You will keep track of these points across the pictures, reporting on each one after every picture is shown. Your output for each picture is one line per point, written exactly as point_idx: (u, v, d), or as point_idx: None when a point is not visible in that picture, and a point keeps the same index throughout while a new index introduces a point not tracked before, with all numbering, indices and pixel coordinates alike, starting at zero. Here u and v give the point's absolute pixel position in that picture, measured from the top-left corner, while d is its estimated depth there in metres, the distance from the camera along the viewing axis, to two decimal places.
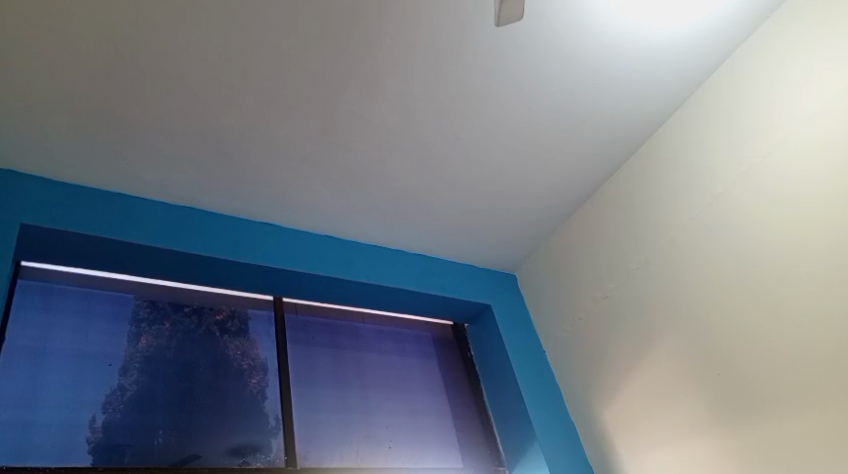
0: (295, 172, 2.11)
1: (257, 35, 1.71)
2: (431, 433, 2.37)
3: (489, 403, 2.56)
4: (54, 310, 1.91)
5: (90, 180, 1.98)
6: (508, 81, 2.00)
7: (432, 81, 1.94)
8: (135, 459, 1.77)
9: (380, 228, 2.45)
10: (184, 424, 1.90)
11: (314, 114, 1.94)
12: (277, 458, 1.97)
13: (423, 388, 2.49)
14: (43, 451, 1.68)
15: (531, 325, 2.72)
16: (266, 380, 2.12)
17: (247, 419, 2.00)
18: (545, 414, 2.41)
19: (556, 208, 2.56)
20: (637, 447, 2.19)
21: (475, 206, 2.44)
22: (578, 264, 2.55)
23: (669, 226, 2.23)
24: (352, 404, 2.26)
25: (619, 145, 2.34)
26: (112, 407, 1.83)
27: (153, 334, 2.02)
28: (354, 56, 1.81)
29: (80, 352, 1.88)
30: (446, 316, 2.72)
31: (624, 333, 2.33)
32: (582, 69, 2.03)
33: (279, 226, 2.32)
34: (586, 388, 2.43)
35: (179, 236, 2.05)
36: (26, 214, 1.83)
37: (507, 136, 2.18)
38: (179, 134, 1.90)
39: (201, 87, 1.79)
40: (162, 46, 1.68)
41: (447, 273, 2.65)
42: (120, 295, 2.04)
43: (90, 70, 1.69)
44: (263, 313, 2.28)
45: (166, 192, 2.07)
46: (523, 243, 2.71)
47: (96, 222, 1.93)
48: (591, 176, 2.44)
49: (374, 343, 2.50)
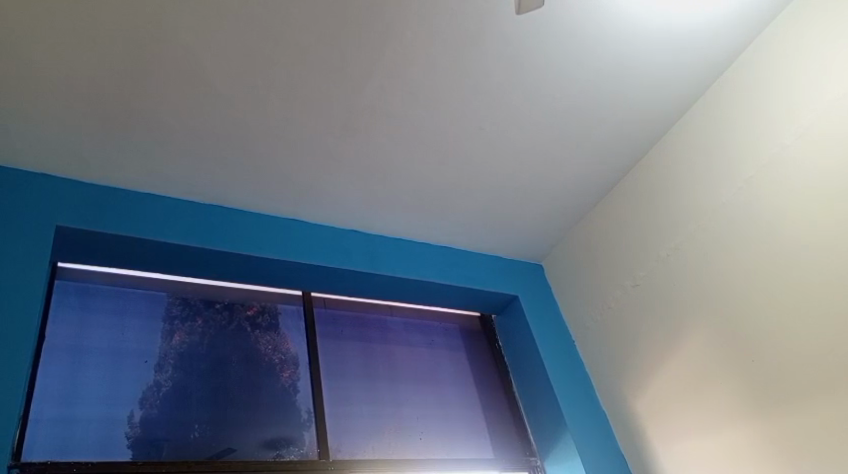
0: (319, 168, 2.13)
1: (279, 32, 1.72)
2: (462, 425, 2.37)
3: (519, 394, 2.55)
4: (90, 309, 1.96)
5: (121, 181, 2.02)
6: (526, 75, 2.00)
7: (452, 75, 1.93)
8: (173, 453, 1.81)
9: (405, 223, 2.46)
10: (219, 418, 1.93)
11: (337, 109, 1.95)
12: (310, 451, 2.00)
13: (452, 380, 2.49)
14: (85, 447, 1.73)
15: (560, 315, 2.70)
16: (297, 373, 2.15)
17: (279, 412, 2.03)
18: (576, 405, 2.39)
19: (580, 198, 2.53)
20: (672, 438, 2.16)
21: (498, 198, 2.43)
22: (604, 254, 2.53)
23: (697, 213, 2.20)
24: (382, 397, 2.28)
25: (643, 131, 2.30)
26: (148, 403, 1.87)
27: (186, 330, 2.06)
28: (374, 50, 1.82)
29: (117, 349, 1.93)
30: (473, 308, 2.72)
31: (653, 324, 2.30)
32: (603, 57, 2.01)
33: (306, 222, 2.34)
34: (617, 379, 2.41)
35: (207, 233, 2.09)
36: (61, 215, 1.88)
37: (529, 127, 2.17)
38: (205, 134, 1.93)
39: (226, 86, 1.81)
40: (187, 46, 1.70)
41: (473, 265, 2.64)
42: (153, 293, 2.09)
43: (118, 72, 1.72)
44: (293, 308, 2.32)
45: (195, 191, 2.11)
46: (548, 234, 2.69)
47: (128, 222, 1.97)
48: (617, 164, 2.42)
49: (403, 336, 2.51)
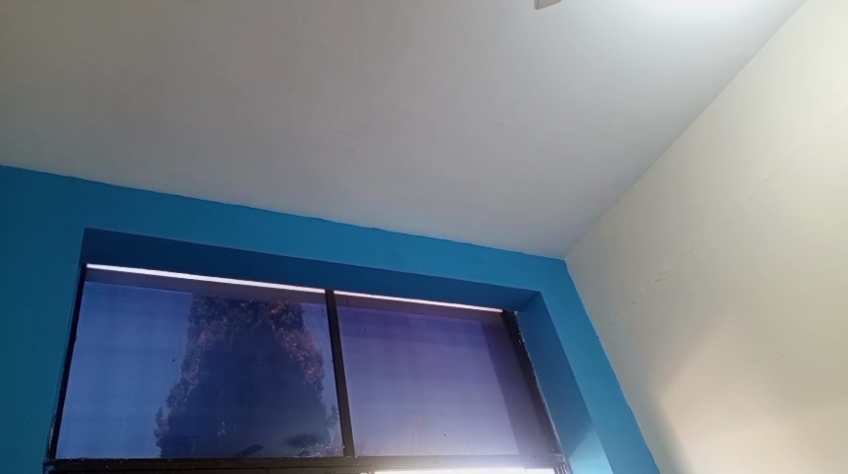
0: (340, 167, 2.14)
1: (298, 32, 1.73)
2: (486, 421, 2.37)
3: (543, 390, 2.55)
4: (118, 309, 2.00)
5: (147, 184, 2.06)
6: (547, 68, 1.98)
7: (471, 70, 1.93)
8: (201, 450, 1.84)
9: (426, 221, 2.46)
10: (245, 416, 1.96)
11: (356, 108, 1.96)
12: (335, 447, 2.02)
13: (475, 376, 2.49)
14: (116, 444, 1.76)
15: (583, 310, 2.68)
16: (321, 370, 2.17)
17: (304, 409, 2.06)
18: (601, 401, 2.38)
19: (603, 192, 2.51)
20: (700, 434, 2.14)
21: (520, 193, 2.42)
22: (628, 248, 2.50)
23: (724, 206, 2.16)
24: (406, 394, 2.29)
25: (666, 123, 2.27)
26: (176, 401, 1.90)
27: (212, 328, 2.09)
28: (393, 48, 1.82)
29: (146, 349, 1.96)
30: (495, 305, 2.71)
31: (679, 318, 2.27)
32: (626, 47, 1.98)
33: (328, 221, 2.36)
34: (642, 374, 2.38)
35: (231, 234, 2.11)
36: (90, 218, 1.92)
37: (550, 121, 2.15)
38: (228, 135, 1.95)
39: (248, 88, 1.83)
40: (209, 49, 1.72)
41: (495, 261, 2.64)
42: (180, 293, 2.12)
43: (141, 77, 1.75)
44: (316, 306, 2.34)
45: (219, 192, 2.14)
46: (570, 229, 2.67)
47: (154, 223, 2.00)
48: (641, 157, 2.38)
49: (426, 333, 2.52)
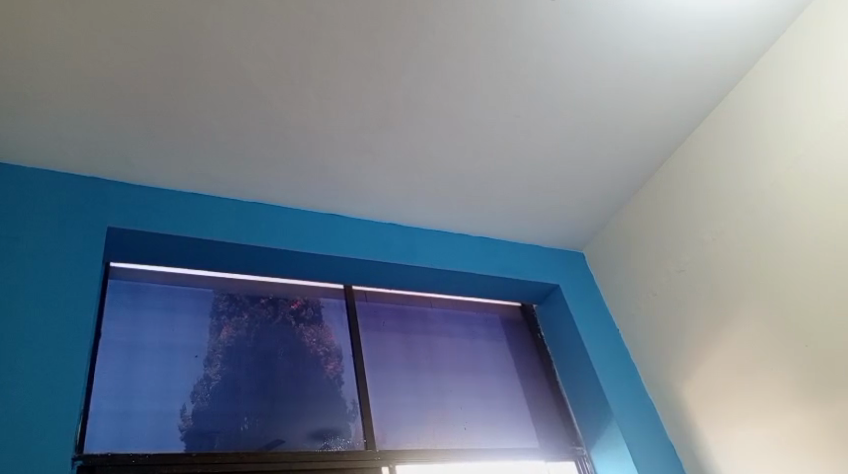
0: (357, 162, 2.15)
1: (313, 28, 1.74)
2: (506, 415, 2.37)
3: (563, 383, 2.54)
4: (141, 306, 2.03)
5: (167, 182, 2.08)
6: (564, 60, 1.97)
7: (487, 64, 1.92)
8: (224, 444, 1.87)
9: (442, 215, 2.46)
10: (267, 410, 1.98)
11: (372, 103, 1.96)
12: (356, 441, 2.04)
13: (495, 370, 2.49)
14: (141, 439, 1.79)
15: (602, 303, 2.66)
16: (341, 365, 2.19)
17: (325, 404, 2.07)
18: (622, 394, 2.37)
19: (621, 184, 2.49)
20: (723, 426, 2.11)
21: (537, 186, 2.40)
22: (647, 240, 2.48)
23: (745, 196, 2.13)
24: (426, 388, 2.29)
25: (685, 113, 2.24)
26: (199, 396, 1.93)
27: (233, 325, 2.12)
28: (408, 42, 1.82)
29: (169, 345, 1.99)
30: (513, 298, 2.70)
31: (700, 310, 2.25)
32: (644, 36, 1.95)
33: (346, 217, 2.37)
34: (663, 367, 2.37)
35: (250, 231, 2.13)
36: (113, 217, 1.95)
37: (567, 113, 2.14)
38: (245, 133, 1.97)
39: (265, 85, 1.85)
40: (226, 48, 1.74)
41: (513, 255, 2.63)
42: (201, 290, 2.15)
43: (159, 75, 1.77)
44: (335, 301, 2.36)
45: (238, 190, 2.16)
46: (588, 221, 2.66)
47: (174, 222, 2.03)
48: (659, 148, 2.36)
49: (444, 328, 2.52)
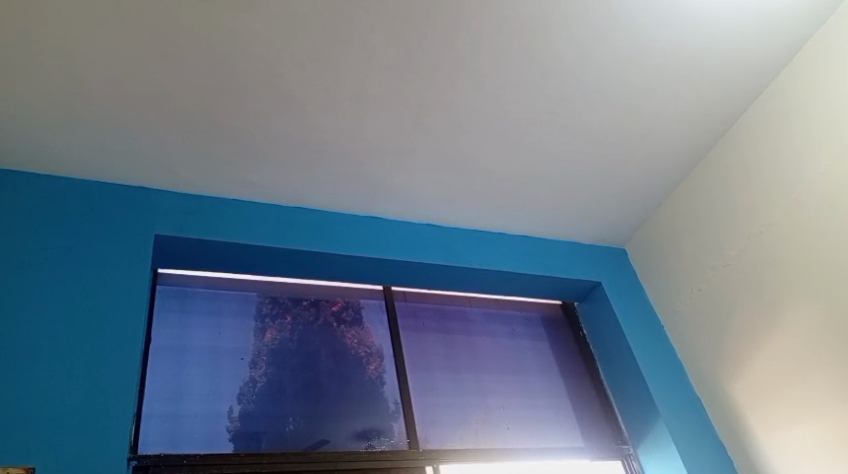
0: (393, 164, 2.17)
1: (347, 32, 1.76)
2: (549, 414, 2.35)
3: (607, 381, 2.50)
4: (189, 310, 2.08)
5: (210, 189, 2.14)
6: (599, 55, 1.94)
7: (522, 59, 1.91)
8: (271, 445, 1.91)
9: (479, 214, 2.46)
10: (312, 411, 2.02)
11: (407, 105, 1.98)
12: (400, 441, 2.05)
13: (537, 369, 2.47)
14: (192, 440, 1.84)
15: (646, 299, 2.61)
16: (383, 365, 2.21)
17: (368, 404, 2.10)
18: (668, 391, 2.32)
19: (662, 178, 2.43)
20: (776, 422, 2.05)
21: (575, 182, 2.38)
22: (691, 234, 2.42)
23: (793, 184, 2.07)
24: (467, 388, 2.30)
25: (728, 103, 2.18)
26: (245, 398, 1.97)
27: (277, 327, 2.16)
28: (441, 43, 1.82)
29: (216, 348, 2.04)
30: (554, 296, 2.68)
31: (748, 304, 2.19)
32: (682, 27, 1.92)
33: (383, 219, 2.39)
34: (711, 363, 2.31)
35: (290, 235, 2.18)
36: (159, 225, 2.02)
37: (606, 106, 2.10)
38: (283, 138, 2.01)
39: (302, 91, 1.88)
40: (263, 56, 1.77)
41: (551, 253, 2.61)
42: (245, 294, 2.20)
43: (199, 85, 1.81)
44: (375, 302, 2.38)
45: (277, 195, 2.21)
46: (629, 217, 2.61)
47: (218, 228, 2.08)
48: (701, 140, 2.30)
49: (484, 327, 2.52)
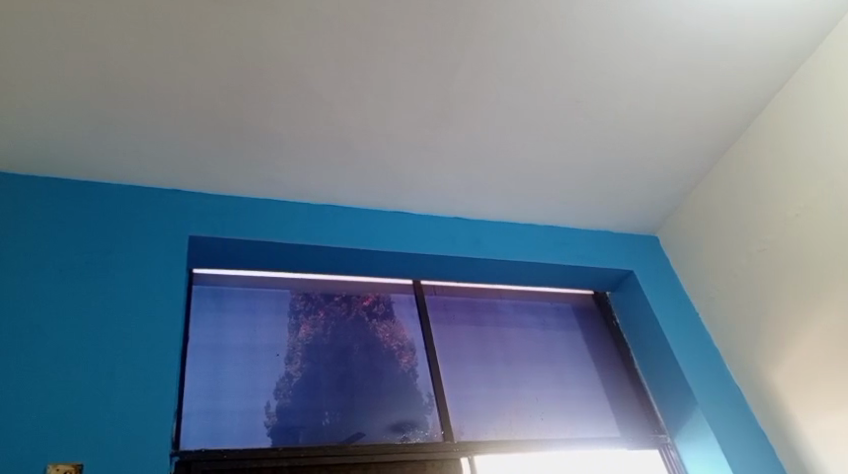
0: (419, 158, 2.18)
1: (370, 30, 1.77)
2: (583, 405, 2.34)
3: (641, 370, 2.48)
4: (225, 308, 2.13)
5: (241, 190, 2.18)
6: (625, 40, 1.92)
7: (547, 48, 1.89)
8: (309, 439, 1.94)
9: (508, 206, 2.45)
10: (347, 405, 2.05)
11: (432, 99, 1.99)
12: (434, 433, 2.07)
13: (570, 359, 2.47)
14: (232, 435, 1.88)
15: (679, 286, 2.58)
16: (415, 358, 2.23)
17: (402, 397, 2.12)
18: (705, 379, 2.29)
19: (693, 163, 2.39)
20: (818, 409, 2.01)
21: (604, 170, 2.35)
22: (725, 219, 2.38)
23: (832, 164, 2.01)
24: (500, 379, 2.30)
25: (760, 84, 2.13)
26: (282, 393, 2.01)
27: (310, 323, 2.20)
28: (463, 35, 1.82)
29: (252, 344, 2.08)
30: (585, 286, 2.66)
31: (786, 289, 2.14)
32: (710, 9, 1.87)
33: (411, 214, 2.41)
34: (749, 350, 2.27)
35: (320, 233, 2.21)
36: (193, 226, 2.07)
37: (634, 92, 2.08)
38: (310, 136, 2.04)
39: (327, 89, 1.90)
40: (288, 56, 1.79)
41: (582, 242, 2.59)
42: (278, 291, 2.24)
43: (226, 87, 1.85)
44: (406, 297, 2.40)
45: (306, 193, 2.24)
46: (660, 204, 2.57)
47: (249, 228, 2.13)
48: (732, 122, 2.25)
49: (516, 318, 2.52)
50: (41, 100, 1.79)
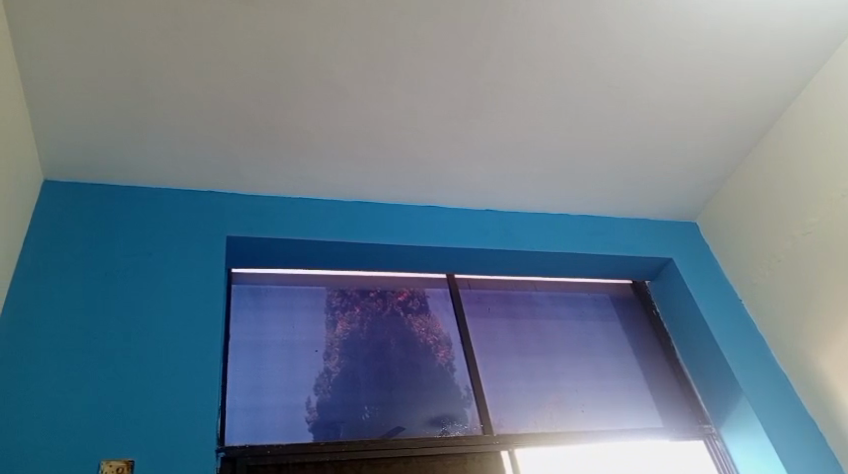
0: (449, 152, 2.18)
1: (396, 24, 1.77)
2: (624, 395, 2.31)
3: (683, 359, 2.43)
4: (264, 306, 2.17)
5: (274, 190, 2.22)
6: (656, 23, 1.87)
7: (577, 34, 1.86)
8: (349, 434, 1.97)
9: (541, 196, 2.43)
10: (385, 400, 2.07)
11: (461, 92, 1.98)
12: (474, 426, 2.07)
13: (609, 350, 2.44)
14: (274, 430, 1.92)
15: (721, 273, 2.52)
16: (452, 352, 2.23)
17: (440, 391, 2.13)
18: (750, 368, 2.23)
19: (731, 146, 2.32)
20: None
21: (638, 156, 2.31)
22: (767, 203, 2.31)
23: None
24: (539, 372, 2.29)
25: (801, 62, 2.05)
26: (322, 389, 2.05)
27: (347, 319, 2.22)
28: (490, 25, 1.80)
29: (291, 341, 2.12)
30: (622, 276, 2.62)
31: (835, 273, 2.06)
32: None
33: (442, 208, 2.41)
34: (796, 337, 2.20)
35: (353, 230, 2.23)
36: (230, 226, 2.11)
37: (668, 75, 2.03)
38: (341, 134, 2.05)
39: (355, 86, 1.91)
40: (315, 55, 1.81)
41: (617, 231, 2.55)
42: (314, 288, 2.27)
43: (257, 89, 1.88)
44: (440, 291, 2.40)
45: (338, 190, 2.26)
46: (698, 189, 2.51)
47: (284, 226, 2.16)
48: (772, 102, 2.18)
49: (552, 310, 2.50)
50: (82, 109, 1.85)
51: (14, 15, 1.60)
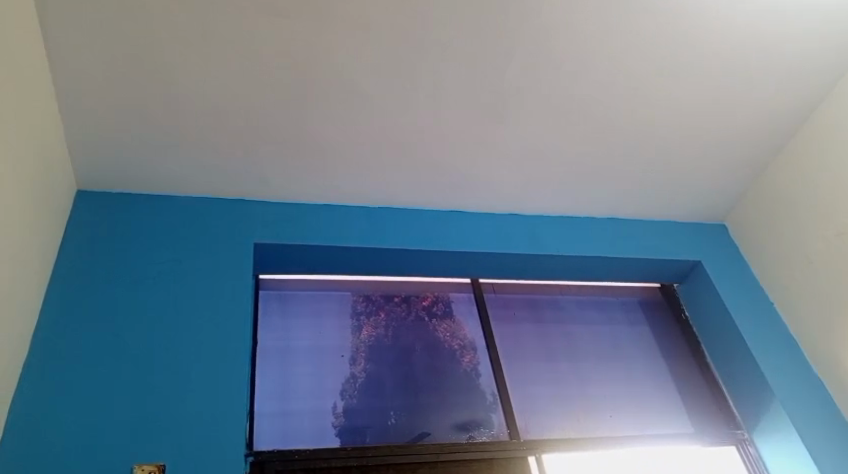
0: (472, 156, 2.18)
1: (419, 30, 1.78)
2: (653, 401, 2.28)
3: (713, 364, 2.39)
4: (290, 311, 2.19)
5: (299, 196, 2.24)
6: (682, 23, 1.85)
7: (601, 36, 1.85)
8: (376, 439, 1.98)
9: (566, 199, 2.41)
10: (411, 405, 2.07)
11: (483, 96, 1.98)
12: (500, 432, 2.06)
13: (636, 355, 2.40)
14: (302, 435, 1.94)
15: (751, 276, 2.47)
16: (477, 357, 2.22)
17: (465, 397, 2.12)
18: (783, 372, 2.18)
19: (761, 146, 2.28)
20: None
21: (665, 158, 2.28)
22: (799, 203, 2.26)
23: None
24: (565, 377, 2.27)
25: (832, 59, 2.01)
26: (348, 394, 2.06)
27: (372, 324, 2.23)
28: (512, 29, 1.80)
29: (317, 346, 2.14)
30: (650, 279, 2.59)
31: None
32: None
33: (466, 212, 2.41)
34: (832, 340, 2.14)
35: (377, 235, 2.25)
36: (257, 233, 2.14)
37: (695, 75, 2.00)
38: (365, 140, 2.07)
39: (378, 92, 1.93)
40: (339, 62, 1.83)
41: (644, 234, 2.52)
42: (339, 294, 2.29)
43: (282, 97, 1.90)
44: (465, 295, 2.40)
45: (362, 196, 2.28)
46: (727, 190, 2.47)
47: (309, 233, 2.19)
48: (803, 100, 2.13)
49: (578, 314, 2.47)
50: (113, 120, 1.89)
51: (48, 30, 1.65)
